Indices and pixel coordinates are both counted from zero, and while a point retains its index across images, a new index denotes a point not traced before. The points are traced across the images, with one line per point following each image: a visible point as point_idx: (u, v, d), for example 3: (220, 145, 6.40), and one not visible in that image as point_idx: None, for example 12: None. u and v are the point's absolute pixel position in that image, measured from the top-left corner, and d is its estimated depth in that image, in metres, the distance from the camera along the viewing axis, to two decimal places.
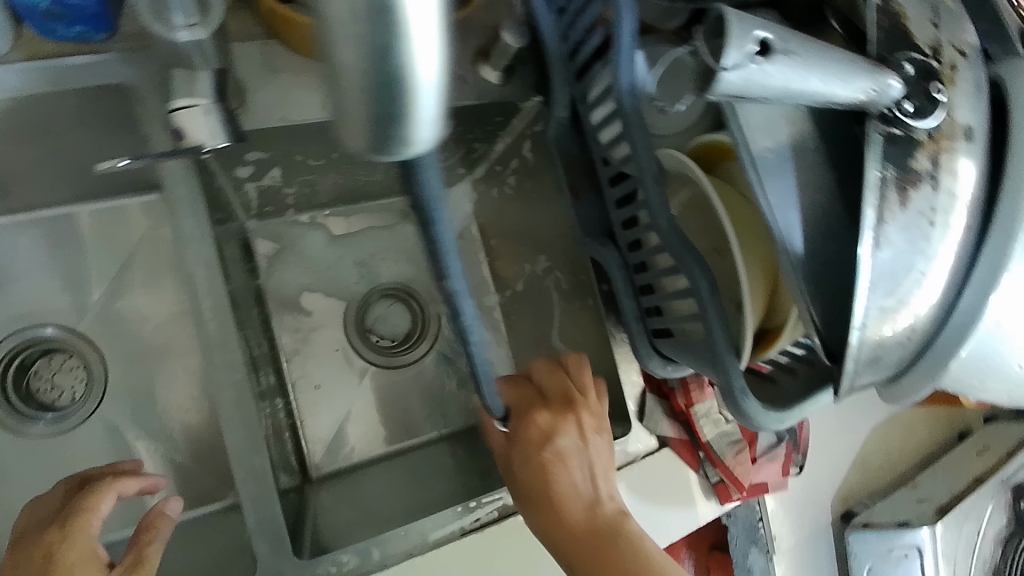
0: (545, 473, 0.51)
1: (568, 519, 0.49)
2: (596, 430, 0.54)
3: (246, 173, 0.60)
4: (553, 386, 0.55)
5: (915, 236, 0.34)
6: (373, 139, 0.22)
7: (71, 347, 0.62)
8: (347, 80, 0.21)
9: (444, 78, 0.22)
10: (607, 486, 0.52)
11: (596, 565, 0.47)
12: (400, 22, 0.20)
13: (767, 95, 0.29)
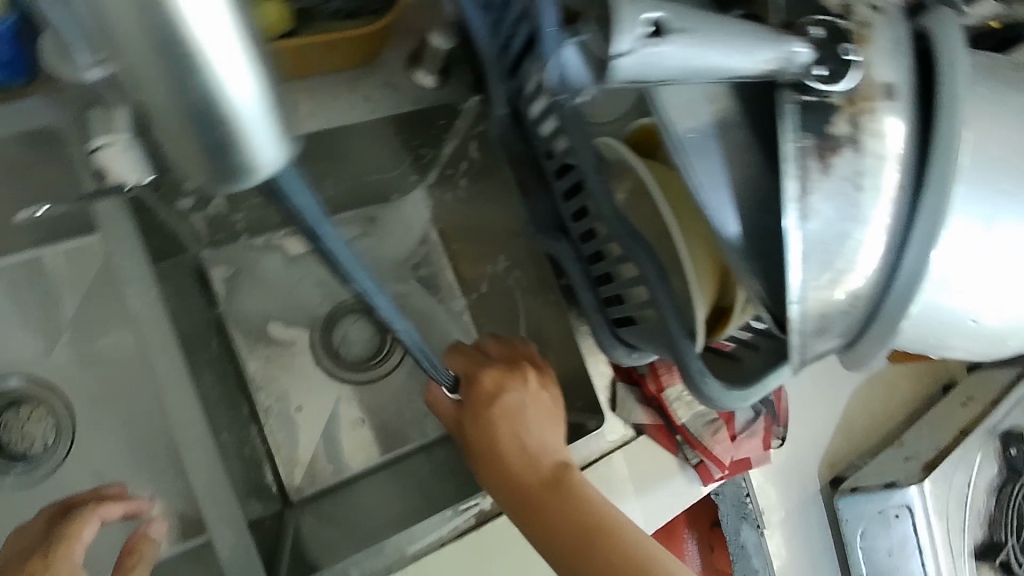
0: (489, 429, 0.49)
1: (512, 470, 0.48)
2: (541, 390, 0.53)
3: (188, 204, 0.59)
4: (500, 354, 0.55)
5: (843, 203, 0.34)
6: (215, 171, 0.24)
7: (38, 398, 0.60)
8: (167, 123, 0.22)
9: (264, 97, 0.23)
10: (554, 441, 0.50)
11: (536, 511, 0.45)
12: (200, 59, 0.21)
13: (666, 76, 0.28)
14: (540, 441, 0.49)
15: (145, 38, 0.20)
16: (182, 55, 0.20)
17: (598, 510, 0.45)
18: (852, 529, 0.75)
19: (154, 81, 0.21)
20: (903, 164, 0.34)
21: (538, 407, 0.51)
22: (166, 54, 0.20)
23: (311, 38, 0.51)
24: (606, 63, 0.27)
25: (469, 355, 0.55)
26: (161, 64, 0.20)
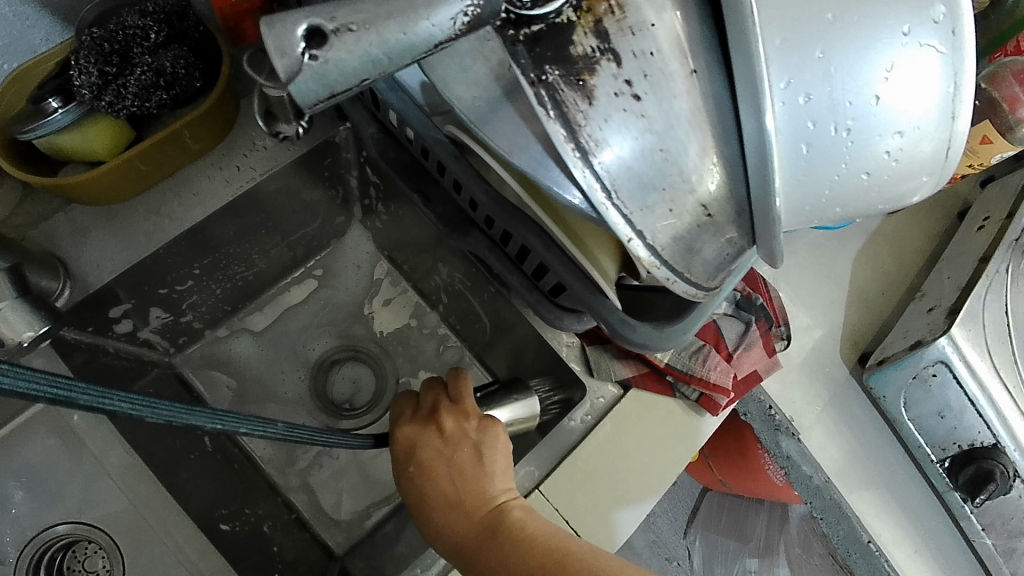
0: (418, 485, 0.52)
1: (452, 536, 0.49)
2: (466, 428, 0.54)
3: (128, 326, 0.60)
4: (425, 400, 0.57)
5: (627, 121, 0.30)
6: None
7: (87, 537, 0.54)
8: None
9: None
10: (486, 482, 0.51)
11: (473, 563, 0.48)
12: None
13: (358, 78, 0.27)
14: (471, 493, 0.51)
15: None
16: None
17: (529, 550, 0.46)
18: (895, 402, 0.72)
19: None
20: (680, 51, 0.31)
21: (463, 452, 0.52)
22: None
23: (148, 142, 0.51)
24: (283, 90, 0.26)
25: (399, 415, 0.57)
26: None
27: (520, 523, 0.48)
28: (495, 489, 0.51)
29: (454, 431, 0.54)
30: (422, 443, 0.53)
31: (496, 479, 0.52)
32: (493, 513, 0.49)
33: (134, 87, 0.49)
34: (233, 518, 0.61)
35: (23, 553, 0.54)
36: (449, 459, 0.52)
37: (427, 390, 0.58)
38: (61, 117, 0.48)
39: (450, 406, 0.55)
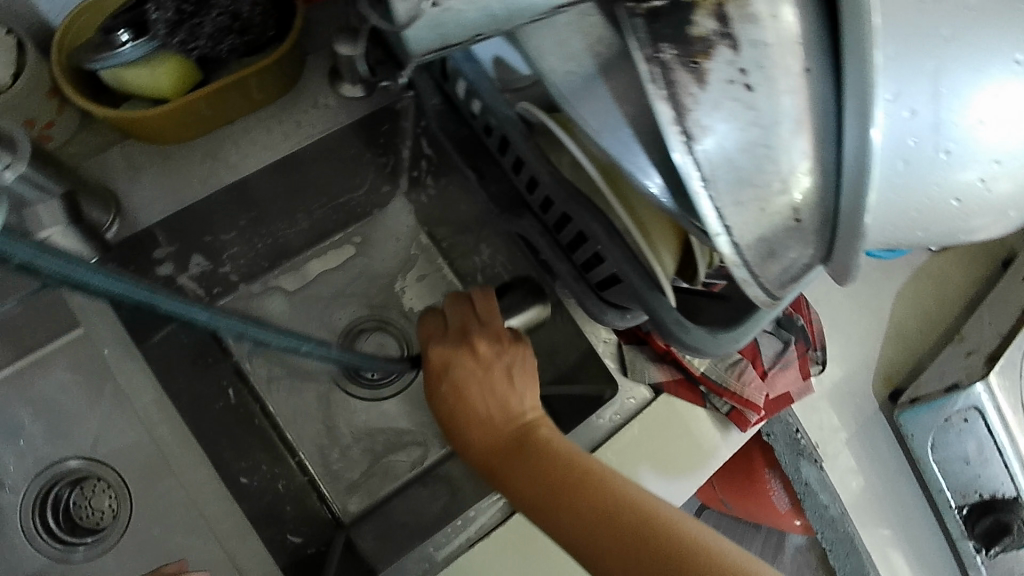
0: (450, 403, 0.54)
1: (483, 450, 0.53)
2: (495, 349, 0.56)
3: (169, 270, 0.59)
4: (455, 318, 0.58)
5: (735, 110, 0.30)
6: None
7: (96, 474, 0.56)
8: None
9: None
10: (515, 401, 0.54)
11: (503, 475, 0.51)
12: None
13: (474, 30, 0.26)
14: (502, 413, 0.53)
15: None
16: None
17: (556, 466, 0.49)
18: (922, 443, 0.71)
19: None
20: (798, 47, 0.30)
21: (493, 373, 0.55)
22: None
23: (217, 86, 0.51)
24: (398, 33, 0.25)
25: (429, 336, 0.58)
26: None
27: (542, 442, 0.51)
28: (519, 409, 0.54)
29: (486, 353, 0.56)
30: (455, 364, 0.55)
31: (525, 398, 0.54)
32: (523, 431, 0.52)
33: (209, 28, 0.48)
34: (253, 472, 0.60)
35: (33, 485, 0.55)
36: (480, 380, 0.54)
37: (455, 311, 0.59)
38: (133, 53, 0.46)
39: (479, 326, 0.57)
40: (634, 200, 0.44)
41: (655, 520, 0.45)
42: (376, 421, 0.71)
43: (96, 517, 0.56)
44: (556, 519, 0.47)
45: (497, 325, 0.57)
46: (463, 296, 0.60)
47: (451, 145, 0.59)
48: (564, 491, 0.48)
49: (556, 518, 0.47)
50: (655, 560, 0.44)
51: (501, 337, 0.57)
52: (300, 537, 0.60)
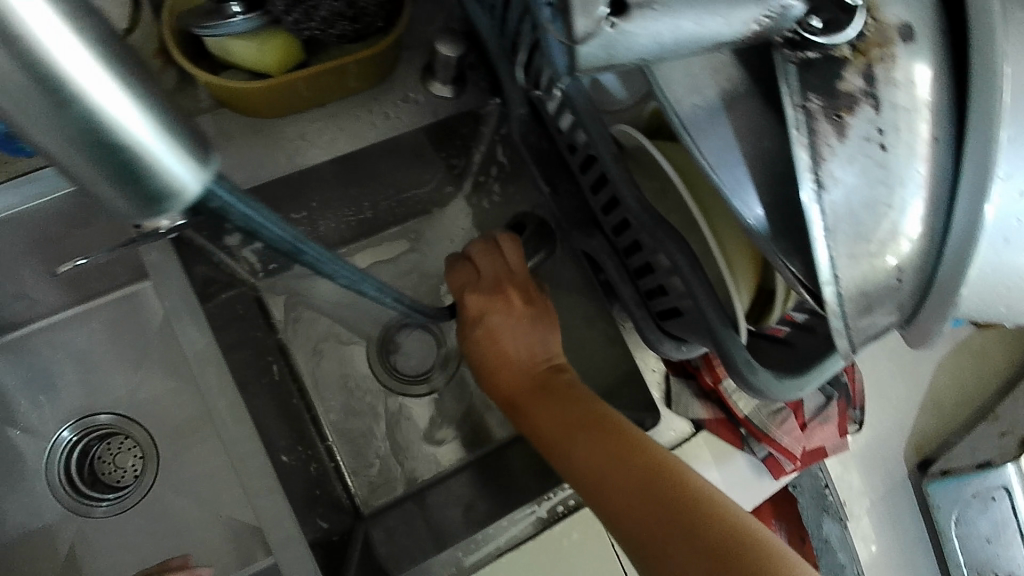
0: (482, 346, 0.62)
1: (510, 387, 0.60)
2: (525, 300, 0.63)
3: (235, 242, 0.60)
4: (488, 266, 0.64)
5: (865, 166, 0.32)
6: (138, 196, 0.27)
7: (124, 431, 0.69)
8: (80, 160, 0.25)
9: (159, 126, 0.26)
10: (540, 347, 0.62)
11: (526, 411, 0.58)
12: (80, 99, 0.23)
13: (636, 56, 0.27)
14: (528, 358, 0.61)
15: (75, 135, 0.24)
16: (67, 99, 0.23)
17: (571, 407, 0.56)
18: (947, 515, 0.72)
19: (40, 125, 0.24)
20: (932, 116, 0.31)
21: (523, 323, 0.62)
22: (92, 146, 0.25)
23: (316, 68, 0.51)
24: (570, 48, 0.26)
25: (460, 284, 0.64)
26: (45, 105, 0.23)
27: (558, 389, 0.58)
28: (539, 359, 0.61)
29: (518, 303, 0.63)
30: (490, 311, 0.62)
31: (548, 345, 0.62)
32: (546, 374, 0.60)
33: (324, 12, 0.48)
34: (292, 451, 0.60)
35: (66, 433, 0.68)
36: (512, 327, 0.61)
37: (483, 257, 0.64)
38: (240, 23, 0.46)
39: (510, 277, 0.64)
40: (722, 226, 0.46)
41: (646, 453, 0.50)
42: (408, 418, 0.71)
43: (120, 474, 0.68)
44: (569, 451, 0.53)
45: (522, 276, 0.64)
46: (493, 244, 0.65)
47: (529, 159, 0.60)
48: (571, 428, 0.54)
49: (562, 453, 0.53)
50: (644, 484, 0.48)
51: (526, 290, 0.64)
52: (327, 522, 0.60)
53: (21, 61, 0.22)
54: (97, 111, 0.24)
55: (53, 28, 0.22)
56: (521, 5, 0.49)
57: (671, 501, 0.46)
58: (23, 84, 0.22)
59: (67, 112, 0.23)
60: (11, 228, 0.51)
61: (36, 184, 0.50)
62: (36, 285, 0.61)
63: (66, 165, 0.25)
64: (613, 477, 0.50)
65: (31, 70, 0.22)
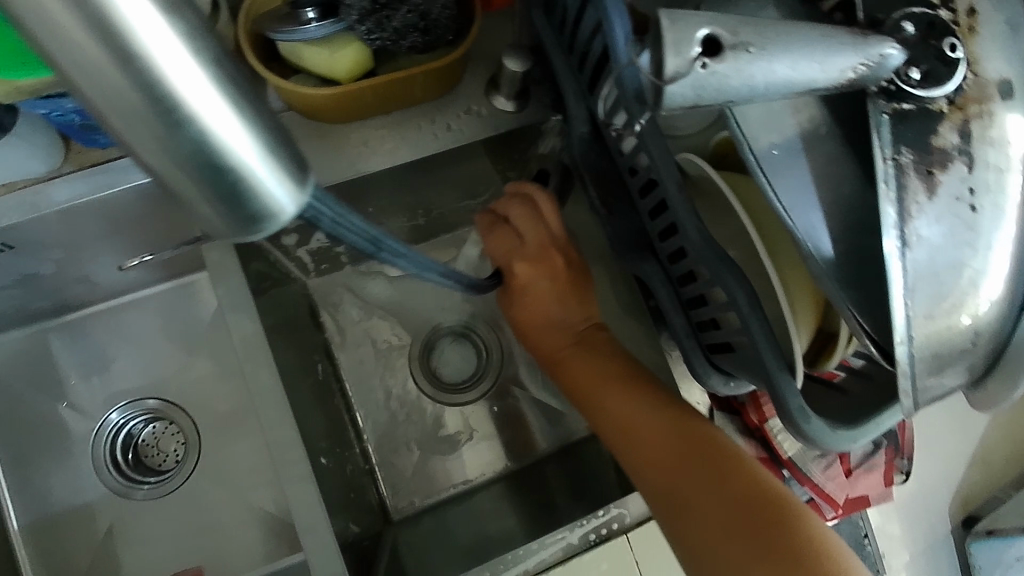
0: (526, 310, 0.59)
1: (550, 348, 0.59)
2: (568, 264, 0.59)
3: (292, 241, 0.60)
4: (530, 231, 0.58)
5: (953, 225, 0.32)
6: (240, 218, 0.27)
7: (169, 417, 0.70)
8: (185, 180, 0.26)
9: (263, 149, 0.26)
10: (582, 309, 0.60)
11: (566, 370, 0.59)
12: (192, 120, 0.24)
13: (722, 99, 0.26)
14: (569, 319, 0.59)
15: (189, 159, 0.25)
16: (179, 119, 0.24)
17: (605, 362, 0.57)
18: None
19: (152, 144, 0.24)
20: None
21: (567, 289, 0.59)
22: (199, 169, 0.25)
23: (385, 78, 0.51)
24: (657, 87, 0.25)
25: (495, 246, 0.60)
26: (158, 124, 0.24)
27: (597, 350, 0.58)
28: (576, 319, 0.60)
29: (563, 269, 0.59)
30: (536, 282, 0.58)
31: (589, 307, 0.60)
32: (586, 333, 0.59)
33: (397, 22, 0.48)
34: (332, 453, 0.61)
35: (114, 414, 0.69)
36: (558, 294, 0.59)
37: (523, 219, 0.59)
38: (315, 29, 0.47)
39: (555, 243, 0.59)
40: (787, 265, 0.45)
41: (676, 406, 0.54)
42: (446, 427, 0.71)
43: (161, 459, 0.69)
44: (600, 399, 0.56)
45: (562, 237, 0.60)
46: (531, 204, 0.59)
47: (588, 179, 0.58)
48: (602, 381, 0.56)
49: (592, 403, 0.56)
50: (675, 437, 0.52)
51: (568, 251, 0.60)
52: (358, 526, 0.60)
53: (140, 80, 0.22)
54: (208, 133, 0.24)
55: (173, 54, 0.23)
56: (593, 23, 0.49)
57: (702, 457, 0.50)
58: (137, 101, 0.23)
59: (182, 134, 0.24)
60: (80, 214, 0.53)
61: (108, 176, 0.52)
62: (99, 270, 0.63)
63: (171, 183, 0.26)
64: (641, 430, 0.53)
65: (147, 90, 0.23)
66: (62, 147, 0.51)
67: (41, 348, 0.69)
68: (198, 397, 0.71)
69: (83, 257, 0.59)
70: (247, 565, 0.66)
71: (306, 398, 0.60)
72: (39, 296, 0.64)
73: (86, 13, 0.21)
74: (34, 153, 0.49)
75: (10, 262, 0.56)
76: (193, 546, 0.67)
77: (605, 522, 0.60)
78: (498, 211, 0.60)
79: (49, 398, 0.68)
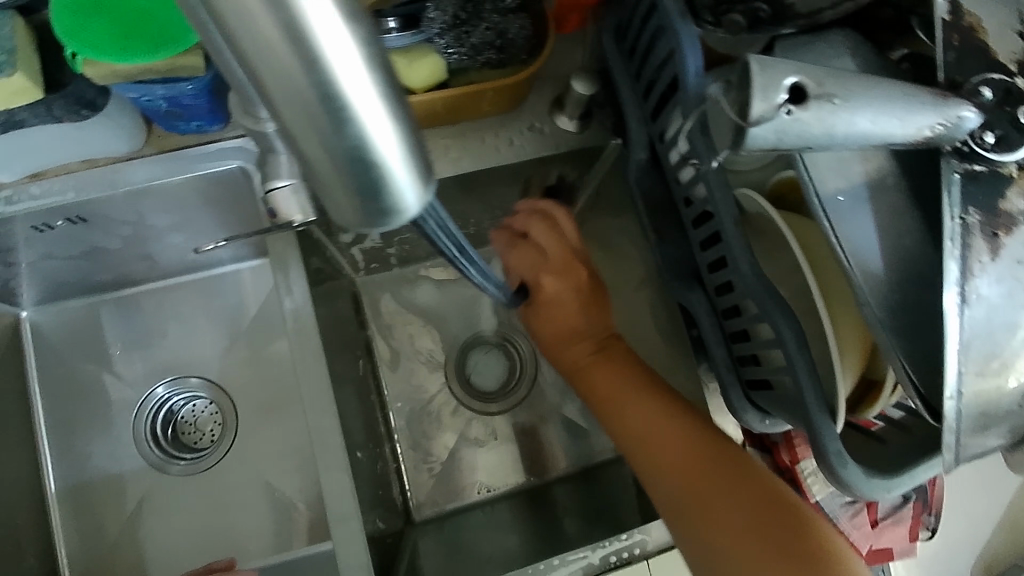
0: (547, 319, 0.59)
1: (571, 358, 0.59)
2: (590, 275, 0.60)
3: (349, 239, 0.62)
4: (552, 244, 0.60)
5: (1013, 287, 0.32)
6: (370, 211, 0.26)
7: (210, 397, 0.72)
8: (331, 168, 0.24)
9: (411, 152, 0.25)
10: (602, 318, 0.60)
11: (587, 379, 0.58)
12: (349, 116, 0.23)
13: (802, 145, 0.27)
14: (590, 328, 0.59)
15: (342, 148, 0.23)
16: (346, 117, 0.23)
17: (624, 369, 0.57)
18: None
19: (309, 132, 0.23)
20: None
21: (590, 300, 0.59)
22: (351, 161, 0.24)
23: (458, 91, 0.52)
24: (739, 129, 0.26)
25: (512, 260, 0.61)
26: (322, 115, 0.22)
27: (619, 358, 0.58)
28: (597, 326, 0.59)
29: (587, 280, 0.59)
30: (561, 293, 0.58)
31: (608, 314, 0.61)
32: (606, 340, 0.59)
33: (475, 39, 0.51)
34: (367, 447, 0.62)
35: (157, 389, 0.72)
36: (582, 304, 0.59)
37: (542, 232, 0.60)
38: (394, 39, 0.49)
39: (577, 253, 0.60)
40: (841, 309, 0.45)
41: (690, 414, 0.54)
42: (476, 434, 0.72)
43: (197, 437, 0.71)
44: (619, 407, 0.56)
45: (581, 248, 0.61)
46: (549, 219, 0.61)
47: (641, 204, 0.59)
48: (623, 388, 0.56)
49: (610, 409, 0.56)
50: (690, 445, 0.52)
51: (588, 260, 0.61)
52: (384, 524, 0.61)
53: (312, 71, 0.21)
54: (360, 130, 0.23)
55: (344, 47, 0.21)
56: (663, 55, 0.50)
57: (716, 463, 0.51)
58: (308, 94, 0.22)
59: (341, 125, 0.23)
60: (150, 196, 0.55)
61: (182, 163, 0.54)
62: (161, 250, 0.66)
63: (318, 168, 0.24)
64: (659, 436, 0.53)
65: (321, 88, 0.22)
66: (144, 131, 0.54)
67: (94, 318, 0.72)
68: (238, 381, 0.73)
69: (148, 236, 0.62)
70: (270, 548, 0.68)
71: (348, 390, 0.62)
72: (101, 269, 0.66)
73: (280, 10, 0.20)
74: (117, 134, 0.51)
75: (81, 233, 0.59)
76: (218, 523, 0.68)
77: (626, 546, 0.59)
78: (516, 227, 0.62)
79: (98, 367, 0.71)
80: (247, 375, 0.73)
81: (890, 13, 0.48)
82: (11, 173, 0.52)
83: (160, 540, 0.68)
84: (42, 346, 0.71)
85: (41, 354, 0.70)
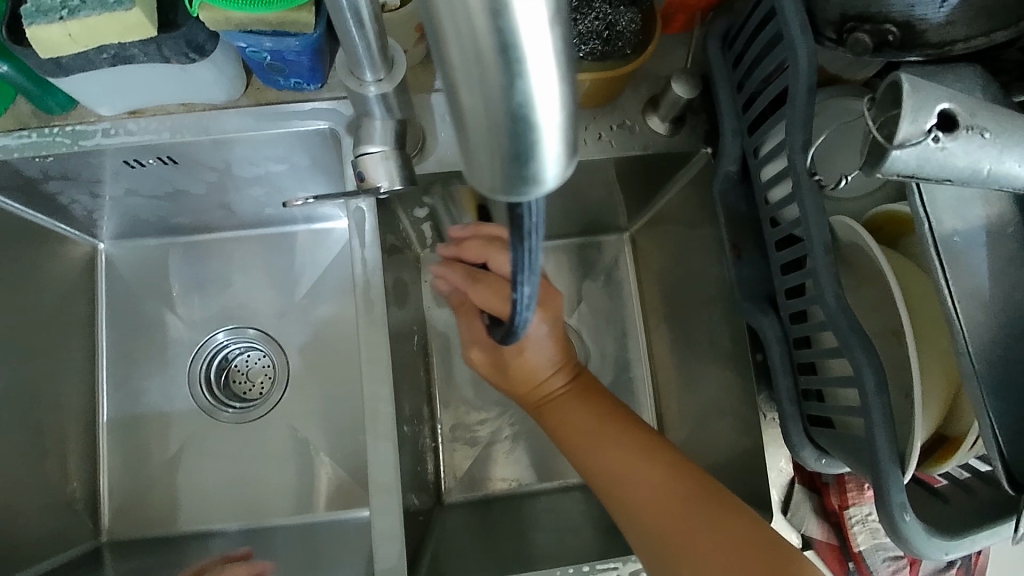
0: (520, 363, 0.60)
1: (545, 399, 0.60)
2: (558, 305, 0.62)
3: (422, 214, 0.63)
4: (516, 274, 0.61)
5: None
6: (509, 177, 0.23)
7: (264, 348, 0.73)
8: (486, 125, 0.21)
9: (567, 123, 0.22)
10: (570, 350, 0.62)
11: (557, 421, 0.59)
12: (520, 67, 0.20)
13: (940, 176, 0.26)
14: (560, 364, 0.61)
15: (501, 103, 0.21)
16: (519, 72, 0.20)
17: (596, 408, 0.58)
18: None
19: (472, 79, 0.21)
20: None
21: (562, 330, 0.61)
22: (512, 121, 0.21)
23: None
24: (881, 152, 0.26)
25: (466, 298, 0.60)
26: (494, 65, 0.20)
27: (591, 396, 0.59)
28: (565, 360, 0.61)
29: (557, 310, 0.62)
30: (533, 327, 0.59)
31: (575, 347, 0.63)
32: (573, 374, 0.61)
33: (581, 27, 0.50)
34: (411, 423, 0.62)
35: (215, 334, 0.73)
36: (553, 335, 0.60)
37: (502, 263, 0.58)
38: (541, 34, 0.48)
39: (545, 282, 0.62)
40: (928, 355, 0.43)
41: (668, 452, 0.53)
42: (518, 425, 0.72)
43: (247, 387, 0.73)
44: (591, 449, 0.56)
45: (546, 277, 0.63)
46: None
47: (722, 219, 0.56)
48: (598, 429, 0.56)
49: (583, 453, 0.56)
50: (666, 483, 0.51)
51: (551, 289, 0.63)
52: (417, 502, 0.61)
53: (494, 7, 0.19)
54: (525, 86, 0.20)
55: None
56: (773, 67, 0.49)
57: (697, 502, 0.49)
58: (485, 39, 0.19)
59: (507, 74, 0.20)
60: (237, 144, 0.56)
61: (273, 117, 0.54)
62: (236, 200, 0.67)
63: (467, 122, 0.22)
64: (640, 481, 0.52)
65: (489, 42, 0.19)
66: (244, 81, 0.55)
67: (162, 258, 0.73)
68: (290, 337, 0.73)
69: (229, 185, 0.63)
70: (302, 506, 0.69)
71: (402, 362, 0.62)
72: (179, 212, 0.68)
73: None
74: (219, 80, 0.52)
75: (168, 174, 0.60)
76: (254, 475, 0.70)
77: None
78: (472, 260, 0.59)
79: (161, 306, 0.73)
80: (301, 334, 0.73)
81: (1017, 57, 0.46)
82: (112, 108, 0.53)
83: (198, 482, 0.69)
84: (113, 278, 0.73)
85: (111, 286, 0.73)
